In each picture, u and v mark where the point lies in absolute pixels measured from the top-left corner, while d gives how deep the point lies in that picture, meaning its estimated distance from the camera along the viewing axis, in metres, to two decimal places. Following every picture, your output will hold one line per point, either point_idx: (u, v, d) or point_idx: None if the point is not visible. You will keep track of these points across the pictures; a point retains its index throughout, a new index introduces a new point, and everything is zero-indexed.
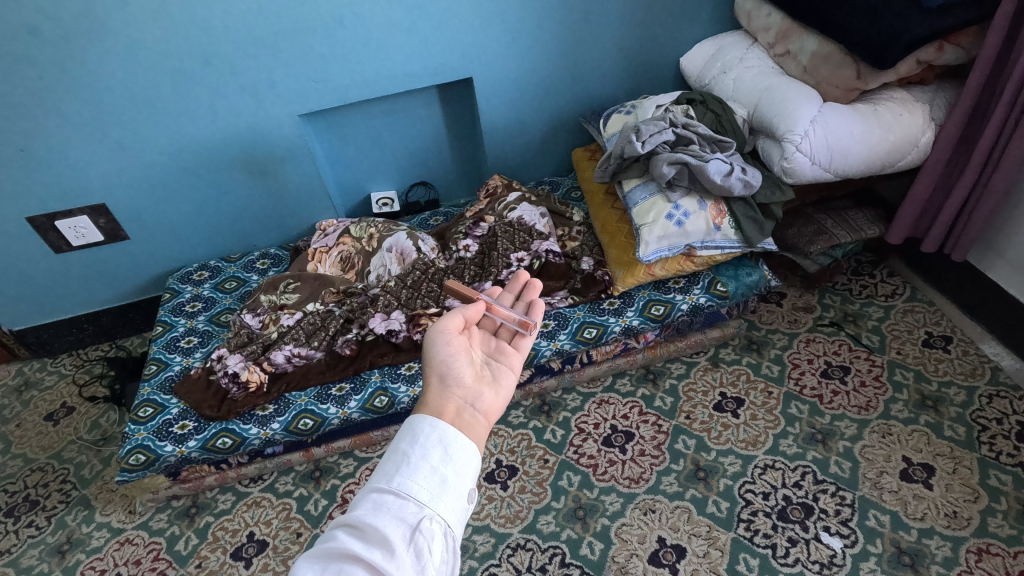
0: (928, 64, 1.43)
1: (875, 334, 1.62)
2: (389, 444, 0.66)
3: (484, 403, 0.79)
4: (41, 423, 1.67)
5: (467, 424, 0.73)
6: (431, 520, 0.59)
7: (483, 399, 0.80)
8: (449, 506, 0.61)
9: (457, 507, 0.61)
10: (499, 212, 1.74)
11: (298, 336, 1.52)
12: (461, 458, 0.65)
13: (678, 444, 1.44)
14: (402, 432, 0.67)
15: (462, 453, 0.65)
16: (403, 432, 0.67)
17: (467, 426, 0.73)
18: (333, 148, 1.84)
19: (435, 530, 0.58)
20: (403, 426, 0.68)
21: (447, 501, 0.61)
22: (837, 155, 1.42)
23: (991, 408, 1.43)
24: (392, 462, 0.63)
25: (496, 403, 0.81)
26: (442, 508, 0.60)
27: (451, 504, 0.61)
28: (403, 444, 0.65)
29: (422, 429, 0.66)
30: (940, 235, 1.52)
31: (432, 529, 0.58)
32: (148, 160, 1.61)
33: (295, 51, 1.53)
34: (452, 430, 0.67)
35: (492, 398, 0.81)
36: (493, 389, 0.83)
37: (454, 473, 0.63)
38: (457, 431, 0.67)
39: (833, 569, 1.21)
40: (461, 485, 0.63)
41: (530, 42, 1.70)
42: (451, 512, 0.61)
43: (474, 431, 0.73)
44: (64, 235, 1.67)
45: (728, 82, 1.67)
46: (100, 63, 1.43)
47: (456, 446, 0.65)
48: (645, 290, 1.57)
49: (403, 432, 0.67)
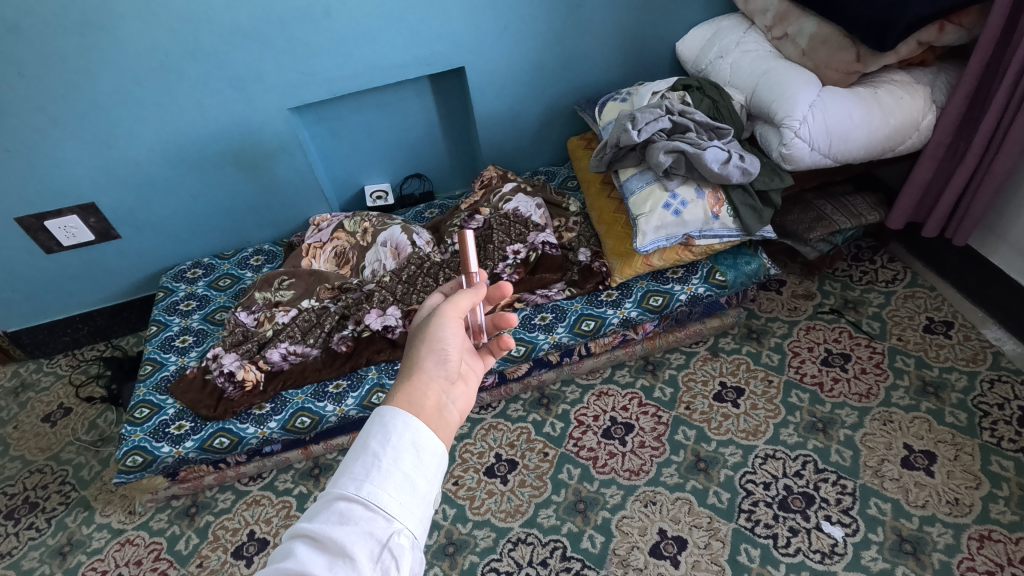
0: (929, 45, 1.40)
1: (875, 320, 1.61)
2: (355, 439, 0.63)
3: (460, 401, 0.77)
4: (38, 424, 1.67)
5: (443, 424, 0.70)
6: (400, 535, 0.57)
7: (460, 395, 0.77)
8: (418, 517, 0.59)
9: (425, 515, 0.60)
10: (495, 203, 1.71)
11: (293, 334, 1.50)
12: (433, 461, 0.63)
13: (678, 435, 1.43)
14: (371, 425, 0.64)
15: (434, 458, 0.63)
16: (372, 426, 0.63)
17: (443, 427, 0.70)
18: (325, 140, 1.82)
19: (405, 545, 0.57)
20: (370, 419, 0.65)
21: (416, 513, 0.59)
22: (836, 140, 1.40)
23: (993, 393, 1.42)
24: (361, 464, 0.60)
25: (469, 397, 0.79)
26: (412, 522, 0.59)
27: (419, 515, 0.60)
28: (373, 444, 0.62)
29: (395, 427, 0.63)
30: (941, 220, 1.50)
31: (401, 546, 0.57)
32: (138, 157, 1.59)
33: (283, 42, 1.50)
34: (427, 432, 0.64)
35: (465, 395, 0.78)
36: (467, 386, 0.80)
37: (425, 479, 0.61)
38: (430, 432, 0.65)
39: (834, 558, 1.20)
40: (430, 491, 0.61)
41: (522, 29, 1.66)
42: (418, 522, 0.59)
43: (448, 432, 0.70)
44: (55, 236, 1.65)
45: (725, 67, 1.64)
46: (83, 59, 1.40)
47: (428, 449, 0.63)
48: (644, 281, 1.55)
49: (373, 426, 0.64)
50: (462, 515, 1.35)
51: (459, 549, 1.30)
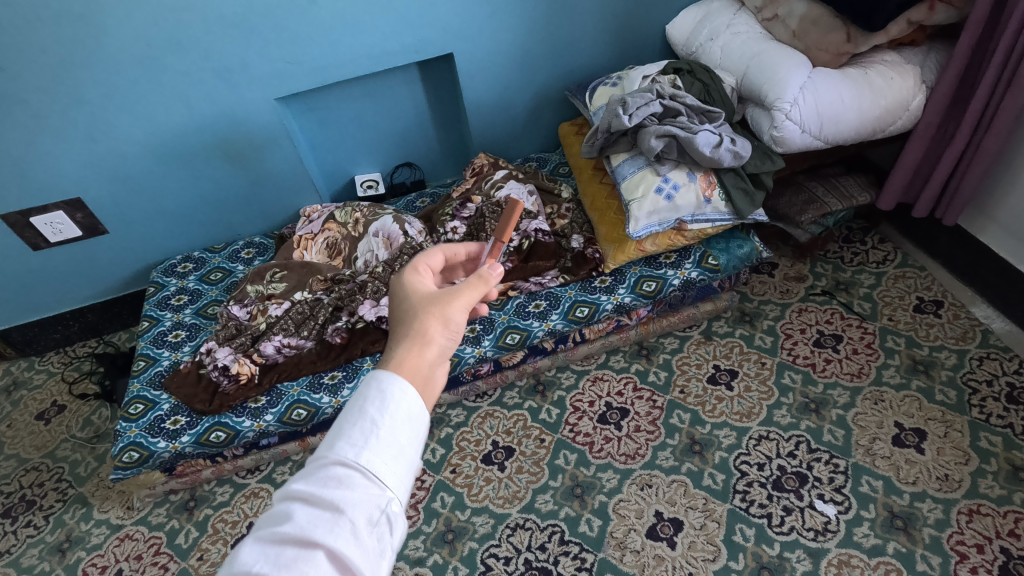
0: (920, 24, 1.40)
1: (867, 301, 1.62)
2: (351, 402, 0.61)
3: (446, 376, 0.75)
4: (32, 422, 1.66)
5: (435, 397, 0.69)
6: (396, 502, 0.57)
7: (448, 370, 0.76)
8: (410, 485, 0.60)
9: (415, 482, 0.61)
10: (486, 191, 1.70)
11: (287, 326, 1.50)
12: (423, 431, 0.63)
13: (673, 418, 1.45)
14: (369, 390, 0.62)
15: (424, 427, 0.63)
16: (372, 392, 0.61)
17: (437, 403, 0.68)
18: (313, 130, 1.80)
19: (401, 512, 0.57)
20: (367, 384, 0.63)
21: (410, 481, 0.60)
22: (827, 122, 1.39)
23: (982, 370, 1.44)
24: (359, 430, 0.59)
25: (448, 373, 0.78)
26: (406, 489, 0.59)
27: (412, 483, 0.60)
28: (371, 410, 0.60)
29: (395, 396, 0.62)
30: (931, 200, 1.50)
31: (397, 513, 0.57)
32: (123, 151, 1.57)
33: (269, 32, 1.48)
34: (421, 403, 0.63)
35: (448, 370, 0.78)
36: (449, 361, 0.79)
37: (417, 448, 0.62)
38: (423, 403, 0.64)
39: (827, 536, 1.23)
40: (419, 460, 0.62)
41: (511, 13, 1.64)
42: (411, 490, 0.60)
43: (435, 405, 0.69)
44: (41, 232, 1.63)
45: (715, 49, 1.62)
46: (62, 51, 1.37)
47: (422, 419, 0.63)
48: (637, 266, 1.55)
49: (373, 392, 0.62)
50: (461, 503, 1.36)
51: (458, 536, 1.31)
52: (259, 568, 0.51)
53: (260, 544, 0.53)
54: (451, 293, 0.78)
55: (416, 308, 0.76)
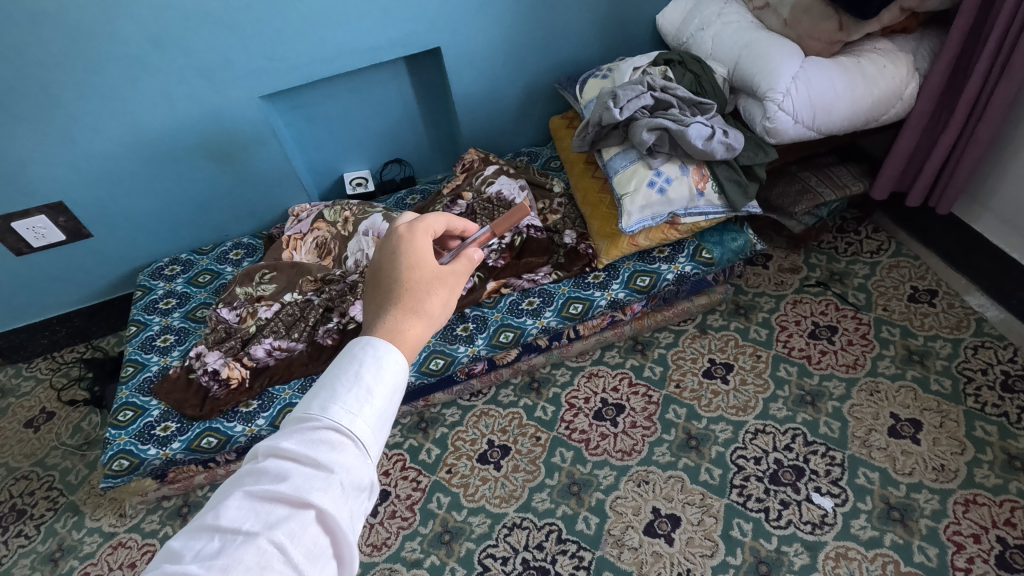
0: (913, 11, 1.38)
1: (861, 292, 1.61)
2: (345, 365, 0.60)
3: None
4: (21, 430, 1.64)
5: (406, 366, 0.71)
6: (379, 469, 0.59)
7: None
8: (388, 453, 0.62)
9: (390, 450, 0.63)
10: (477, 187, 1.68)
11: (277, 329, 1.47)
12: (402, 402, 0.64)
13: (669, 413, 1.44)
14: (363, 355, 0.61)
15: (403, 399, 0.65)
16: (366, 361, 0.61)
17: None
18: (299, 128, 1.77)
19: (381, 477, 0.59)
20: (361, 349, 0.62)
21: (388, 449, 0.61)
22: (820, 112, 1.38)
23: (977, 358, 1.44)
24: (353, 396, 0.59)
25: None
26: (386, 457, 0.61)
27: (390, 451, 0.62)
28: (365, 377, 0.60)
29: (388, 367, 0.61)
30: (925, 189, 1.49)
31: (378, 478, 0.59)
32: (105, 153, 1.53)
33: (251, 28, 1.44)
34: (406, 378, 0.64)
35: None
36: None
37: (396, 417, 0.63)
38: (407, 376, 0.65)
39: (824, 529, 1.22)
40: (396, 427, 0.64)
41: (499, 5, 1.61)
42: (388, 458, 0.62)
43: None
44: (23, 237, 1.59)
45: (706, 39, 1.60)
46: (38, 51, 1.33)
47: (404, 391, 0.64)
48: (630, 261, 1.53)
49: (367, 360, 0.61)
50: (457, 503, 1.35)
51: (455, 536, 1.30)
52: (248, 527, 0.51)
53: (249, 501, 0.53)
54: (455, 275, 0.77)
55: (422, 281, 0.73)
